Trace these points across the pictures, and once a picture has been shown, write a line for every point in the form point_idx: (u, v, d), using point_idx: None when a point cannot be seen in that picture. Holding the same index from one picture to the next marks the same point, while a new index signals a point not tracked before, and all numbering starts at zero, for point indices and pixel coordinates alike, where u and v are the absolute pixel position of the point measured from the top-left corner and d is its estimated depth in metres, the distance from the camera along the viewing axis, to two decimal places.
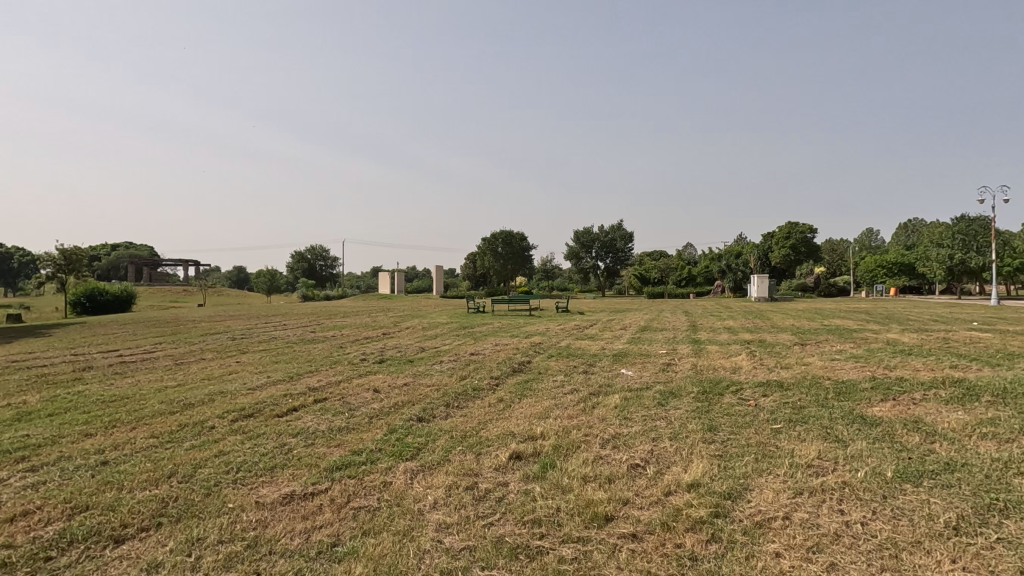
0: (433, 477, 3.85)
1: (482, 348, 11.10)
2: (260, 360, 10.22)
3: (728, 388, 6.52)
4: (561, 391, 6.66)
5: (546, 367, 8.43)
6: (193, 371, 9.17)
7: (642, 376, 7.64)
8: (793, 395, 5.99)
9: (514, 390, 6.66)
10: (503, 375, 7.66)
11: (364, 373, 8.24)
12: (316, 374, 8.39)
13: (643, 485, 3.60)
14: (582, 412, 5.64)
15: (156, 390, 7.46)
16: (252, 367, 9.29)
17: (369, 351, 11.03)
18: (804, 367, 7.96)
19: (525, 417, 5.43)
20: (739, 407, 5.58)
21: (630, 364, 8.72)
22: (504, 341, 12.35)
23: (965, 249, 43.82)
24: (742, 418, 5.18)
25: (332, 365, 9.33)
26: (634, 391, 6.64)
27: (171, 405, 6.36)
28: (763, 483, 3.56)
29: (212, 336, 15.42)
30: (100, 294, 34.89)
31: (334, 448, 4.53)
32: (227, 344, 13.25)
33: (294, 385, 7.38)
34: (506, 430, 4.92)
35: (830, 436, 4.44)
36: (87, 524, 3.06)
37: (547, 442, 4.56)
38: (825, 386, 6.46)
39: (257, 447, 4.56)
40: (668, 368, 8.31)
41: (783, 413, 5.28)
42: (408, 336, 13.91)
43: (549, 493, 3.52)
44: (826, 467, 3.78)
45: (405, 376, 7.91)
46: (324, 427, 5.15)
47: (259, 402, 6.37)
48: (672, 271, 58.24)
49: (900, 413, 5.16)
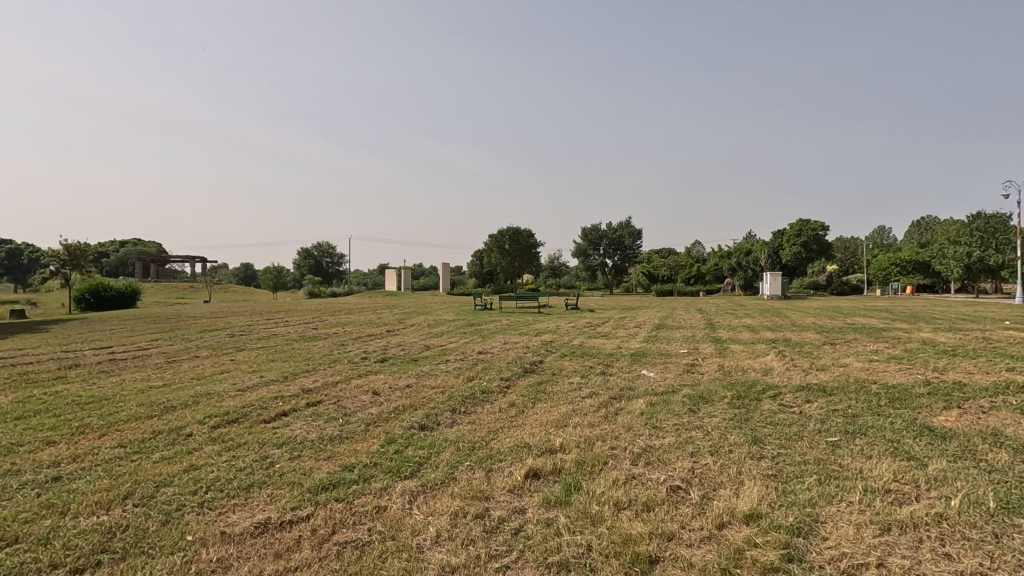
0: (435, 501, 3.24)
1: (489, 346, 10.47)
2: (256, 359, 9.67)
3: (766, 393, 5.86)
4: (579, 395, 6.03)
5: (559, 367, 7.79)
6: (183, 370, 8.62)
7: (666, 379, 6.98)
8: (842, 401, 5.33)
9: (527, 393, 6.04)
10: (514, 375, 7.04)
11: (364, 374, 7.65)
12: (312, 374, 7.80)
13: (689, 515, 2.98)
14: (604, 420, 5.01)
15: (138, 391, 6.89)
16: (245, 367, 8.71)
17: (371, 350, 10.44)
18: (845, 369, 7.26)
19: (541, 425, 4.81)
20: (783, 415, 4.93)
21: (650, 364, 8.08)
22: (513, 339, 11.71)
23: (983, 245, 42.77)
24: (789, 428, 4.54)
25: (331, 364, 8.74)
26: (661, 395, 6.00)
27: (149, 408, 5.79)
28: (836, 514, 2.93)
29: (211, 332, 14.94)
30: (104, 290, 34.75)
31: (323, 462, 3.93)
32: (224, 341, 12.73)
33: (287, 386, 6.79)
34: (519, 441, 4.30)
35: (903, 454, 3.79)
36: (6, 565, 2.48)
37: (569, 456, 3.94)
38: (874, 391, 5.79)
39: (234, 459, 3.97)
40: (693, 369, 7.63)
41: (835, 422, 4.64)
42: (411, 333, 13.32)
43: (577, 525, 2.89)
44: (909, 494, 3.14)
45: (407, 377, 7.29)
46: (313, 436, 4.55)
47: (247, 405, 5.80)
48: (682, 268, 57.34)
49: (972, 424, 4.50)
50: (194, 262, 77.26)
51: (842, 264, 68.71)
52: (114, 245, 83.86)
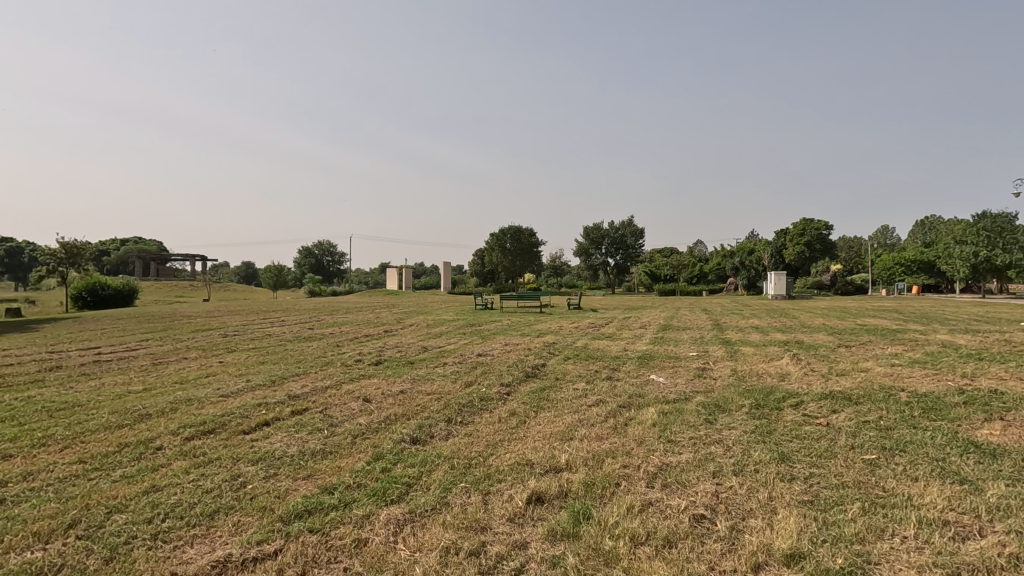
0: (424, 533, 2.83)
1: (490, 348, 10.04)
2: (246, 361, 9.25)
3: (786, 402, 5.43)
4: (584, 402, 5.61)
5: (563, 372, 7.37)
6: (167, 373, 8.20)
7: (677, 385, 6.55)
8: (872, 411, 4.90)
9: (528, 401, 5.62)
10: (515, 380, 6.62)
11: (356, 378, 7.23)
12: (302, 378, 7.38)
13: (719, 553, 2.56)
14: (613, 433, 4.58)
15: (115, 395, 6.48)
16: (233, 369, 8.28)
17: (367, 351, 10.01)
18: (867, 375, 6.82)
19: (544, 439, 4.40)
20: (810, 427, 4.50)
21: (659, 368, 7.65)
22: (514, 341, 11.28)
23: (990, 245, 42.21)
24: (819, 443, 4.11)
25: (323, 367, 8.31)
26: (672, 404, 5.57)
27: (123, 416, 5.38)
28: (891, 554, 2.50)
29: (203, 333, 14.51)
30: (102, 288, 34.33)
31: (301, 483, 3.52)
32: (216, 342, 12.31)
33: (273, 392, 6.36)
34: (520, 458, 3.88)
35: (952, 475, 3.36)
36: None
37: (576, 476, 3.52)
38: (904, 399, 5.36)
39: (203, 478, 3.56)
40: (705, 374, 7.19)
41: (869, 436, 4.21)
42: (409, 334, 12.90)
43: (588, 566, 2.47)
44: (971, 527, 2.72)
45: (402, 381, 6.87)
46: (294, 451, 4.14)
47: (228, 413, 5.39)
48: (684, 268, 56.88)
49: (1020, 439, 4.07)
50: (194, 260, 76.86)
51: (846, 264, 68.26)
52: (115, 244, 83.77)
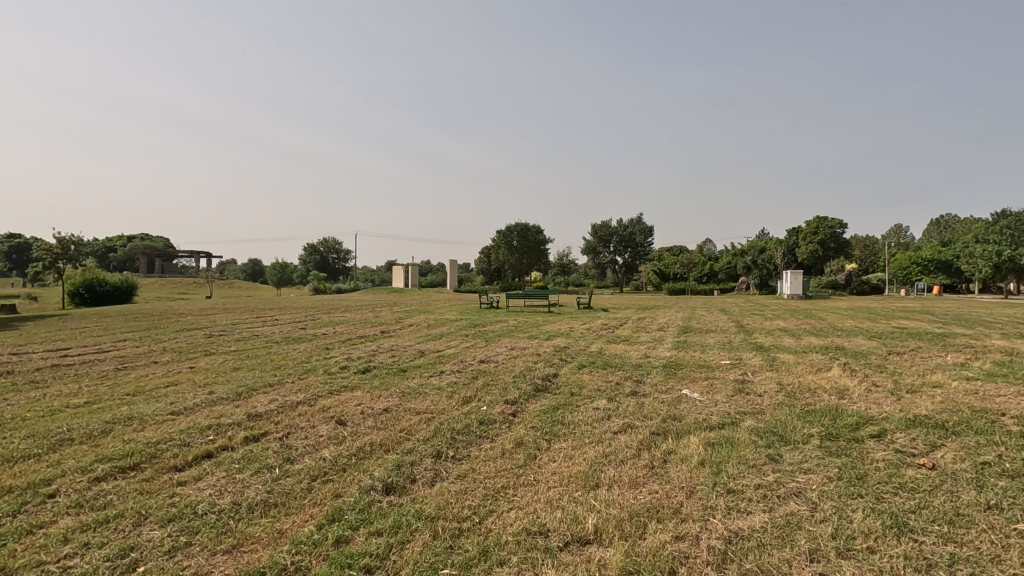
0: None
1: (493, 354, 8.91)
2: (219, 367, 8.20)
3: (865, 430, 4.31)
4: (609, 428, 4.53)
5: (579, 384, 6.28)
6: (126, 381, 7.18)
7: (716, 405, 5.44)
8: (985, 448, 3.78)
9: (540, 426, 4.55)
10: (521, 397, 5.52)
11: (336, 390, 6.18)
12: (274, 390, 6.31)
13: None
14: (651, 477, 3.49)
15: (46, 411, 5.44)
16: (200, 377, 7.24)
17: (357, 356, 8.94)
18: (945, 393, 5.64)
19: (562, 487, 3.32)
20: (913, 472, 3.39)
21: (690, 381, 6.55)
22: (521, 345, 10.15)
23: (1014, 244, 40.38)
24: (940, 500, 3.00)
25: (302, 375, 7.24)
26: (718, 433, 4.47)
27: (35, 442, 4.33)
28: None
29: (187, 333, 13.45)
30: (99, 285, 33.49)
31: (217, 564, 2.47)
32: (196, 343, 11.30)
33: (233, 409, 5.32)
34: (531, 522, 2.82)
35: None
36: None
37: (612, 558, 2.45)
38: (1016, 429, 4.21)
39: (78, 556, 2.50)
40: (747, 390, 6.05)
41: (1007, 490, 3.08)
42: (407, 336, 11.85)
43: None
44: None
45: (389, 396, 5.82)
46: (227, 502, 3.09)
47: (165, 439, 4.34)
48: (695, 267, 55.47)
49: None
50: (200, 257, 76.45)
51: (862, 263, 66.49)
52: (121, 240, 83.55)
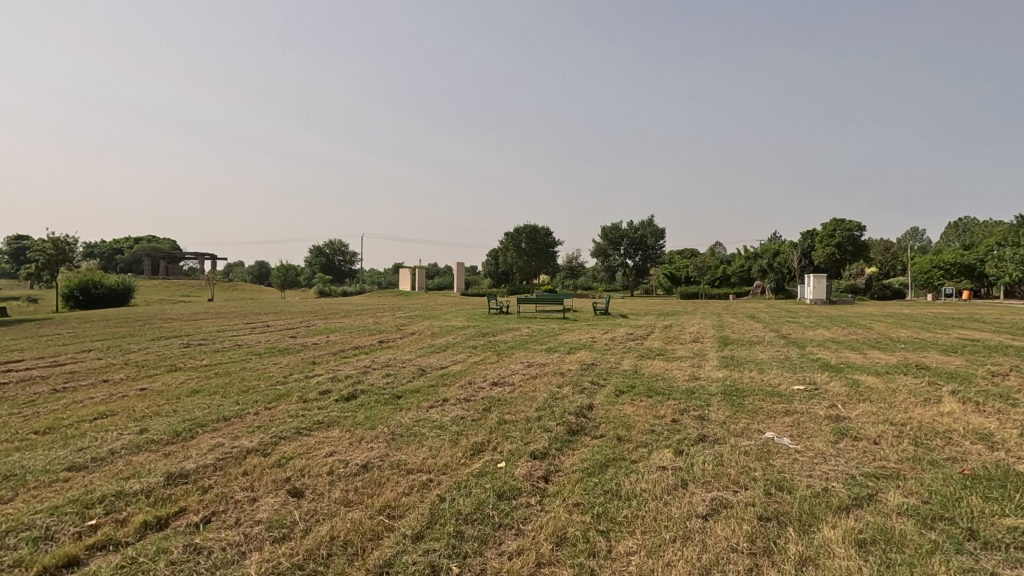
0: None
1: (509, 373, 7.38)
2: (175, 389, 6.73)
3: None
4: (694, 512, 3.00)
5: (627, 423, 4.73)
6: (51, 410, 5.72)
7: (828, 461, 3.89)
8: None
9: (591, 505, 3.04)
10: (552, 447, 4.00)
11: (305, 431, 4.66)
12: (227, 428, 4.80)
13: None
14: None
15: None
16: (143, 405, 5.78)
17: (344, 376, 7.43)
18: None
19: None
20: None
21: (771, 419, 4.99)
22: (539, 361, 8.57)
23: None
24: None
25: (271, 404, 5.76)
26: (865, 520, 2.91)
27: None
28: None
29: (164, 341, 12.00)
30: (94, 286, 32.38)
31: None
32: (166, 355, 9.86)
33: (156, 463, 3.84)
34: None
35: None
36: None
37: None
38: None
39: None
40: (853, 434, 4.50)
41: None
42: (408, 348, 10.34)
43: None
44: None
45: (373, 441, 4.31)
46: None
47: (23, 525, 2.84)
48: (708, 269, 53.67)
49: None
50: (204, 257, 75.49)
51: (881, 267, 64.49)
52: (127, 241, 83.07)
